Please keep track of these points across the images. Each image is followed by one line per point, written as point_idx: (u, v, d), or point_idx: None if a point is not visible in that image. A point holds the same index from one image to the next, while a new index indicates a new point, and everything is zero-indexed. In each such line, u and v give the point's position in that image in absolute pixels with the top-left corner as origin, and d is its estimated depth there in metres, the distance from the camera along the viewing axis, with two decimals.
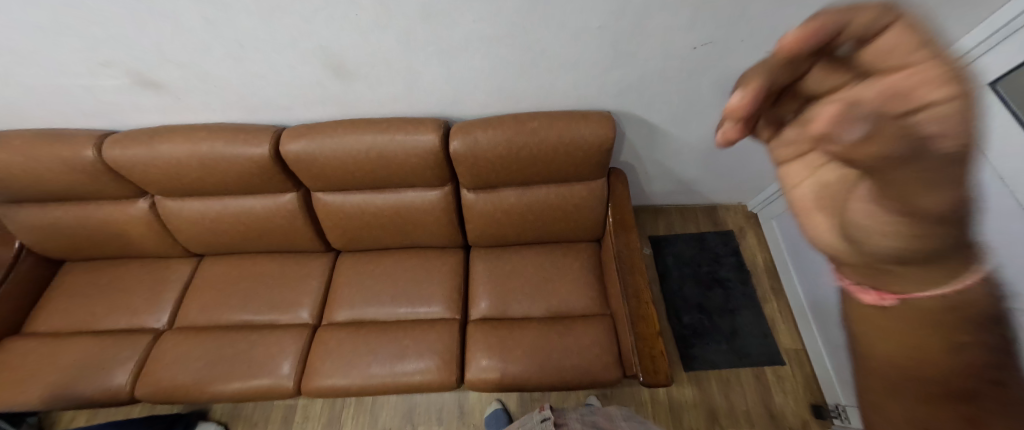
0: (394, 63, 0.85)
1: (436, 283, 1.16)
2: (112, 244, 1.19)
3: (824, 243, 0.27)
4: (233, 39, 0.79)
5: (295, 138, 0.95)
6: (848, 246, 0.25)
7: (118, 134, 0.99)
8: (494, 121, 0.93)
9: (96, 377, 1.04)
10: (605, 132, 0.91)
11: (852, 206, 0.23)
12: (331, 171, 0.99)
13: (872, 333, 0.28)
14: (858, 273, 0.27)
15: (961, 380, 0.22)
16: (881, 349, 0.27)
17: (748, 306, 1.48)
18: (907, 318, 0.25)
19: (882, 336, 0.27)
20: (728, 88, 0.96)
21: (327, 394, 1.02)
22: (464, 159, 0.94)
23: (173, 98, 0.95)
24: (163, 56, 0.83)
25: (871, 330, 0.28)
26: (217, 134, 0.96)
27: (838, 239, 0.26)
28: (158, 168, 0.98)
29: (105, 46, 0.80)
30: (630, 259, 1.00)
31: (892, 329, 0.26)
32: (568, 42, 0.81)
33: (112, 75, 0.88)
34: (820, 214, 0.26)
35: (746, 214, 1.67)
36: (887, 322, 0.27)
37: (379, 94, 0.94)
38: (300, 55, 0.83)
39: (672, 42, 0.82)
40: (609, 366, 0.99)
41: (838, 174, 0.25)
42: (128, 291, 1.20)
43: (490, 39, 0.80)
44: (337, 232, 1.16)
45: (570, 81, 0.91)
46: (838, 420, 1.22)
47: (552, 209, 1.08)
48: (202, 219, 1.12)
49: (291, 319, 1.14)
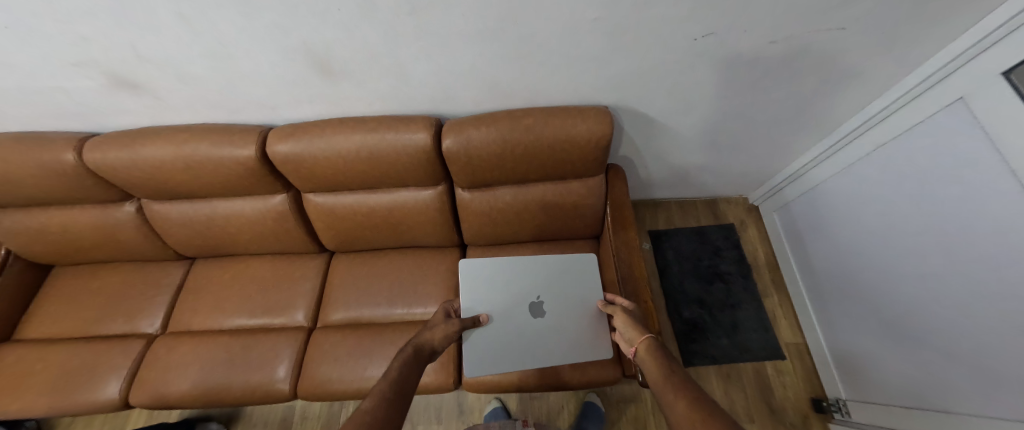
0: (381, 60, 0.81)
1: (432, 284, 1.15)
2: (101, 248, 1.17)
3: (626, 336, 0.80)
4: (209, 38, 0.75)
5: (282, 139, 0.92)
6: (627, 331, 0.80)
7: (99, 137, 0.96)
8: (487, 118, 0.90)
9: (89, 383, 1.03)
10: (602, 129, 0.87)
11: (619, 320, 0.84)
12: (321, 172, 0.96)
13: (647, 365, 0.70)
14: (636, 338, 0.76)
15: (666, 371, 0.65)
16: (649, 370, 0.68)
17: (751, 300, 1.48)
18: (647, 349, 0.72)
19: (649, 361, 0.70)
20: (730, 79, 0.92)
21: (323, 397, 1.01)
22: (457, 157, 0.91)
23: (154, 98, 0.92)
24: (139, 56, 0.79)
25: (647, 361, 0.70)
26: (201, 135, 0.93)
27: (625, 329, 0.81)
28: (141, 171, 0.95)
29: (75, 48, 0.76)
30: (630, 256, 0.98)
31: (643, 360, 0.72)
32: (565, 34, 0.76)
33: (87, 76, 0.84)
34: (619, 321, 0.83)
35: (745, 207, 1.67)
36: (646, 351, 0.72)
37: (367, 91, 0.92)
38: (282, 52, 0.79)
39: (672, 34, 0.77)
40: (608, 367, 0.97)
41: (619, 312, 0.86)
42: (119, 296, 1.18)
43: (482, 34, 0.75)
44: (330, 233, 1.13)
45: (566, 75, 0.88)
46: (839, 414, 1.22)
47: (549, 207, 1.06)
48: (190, 222, 1.10)
49: (287, 322, 1.12)
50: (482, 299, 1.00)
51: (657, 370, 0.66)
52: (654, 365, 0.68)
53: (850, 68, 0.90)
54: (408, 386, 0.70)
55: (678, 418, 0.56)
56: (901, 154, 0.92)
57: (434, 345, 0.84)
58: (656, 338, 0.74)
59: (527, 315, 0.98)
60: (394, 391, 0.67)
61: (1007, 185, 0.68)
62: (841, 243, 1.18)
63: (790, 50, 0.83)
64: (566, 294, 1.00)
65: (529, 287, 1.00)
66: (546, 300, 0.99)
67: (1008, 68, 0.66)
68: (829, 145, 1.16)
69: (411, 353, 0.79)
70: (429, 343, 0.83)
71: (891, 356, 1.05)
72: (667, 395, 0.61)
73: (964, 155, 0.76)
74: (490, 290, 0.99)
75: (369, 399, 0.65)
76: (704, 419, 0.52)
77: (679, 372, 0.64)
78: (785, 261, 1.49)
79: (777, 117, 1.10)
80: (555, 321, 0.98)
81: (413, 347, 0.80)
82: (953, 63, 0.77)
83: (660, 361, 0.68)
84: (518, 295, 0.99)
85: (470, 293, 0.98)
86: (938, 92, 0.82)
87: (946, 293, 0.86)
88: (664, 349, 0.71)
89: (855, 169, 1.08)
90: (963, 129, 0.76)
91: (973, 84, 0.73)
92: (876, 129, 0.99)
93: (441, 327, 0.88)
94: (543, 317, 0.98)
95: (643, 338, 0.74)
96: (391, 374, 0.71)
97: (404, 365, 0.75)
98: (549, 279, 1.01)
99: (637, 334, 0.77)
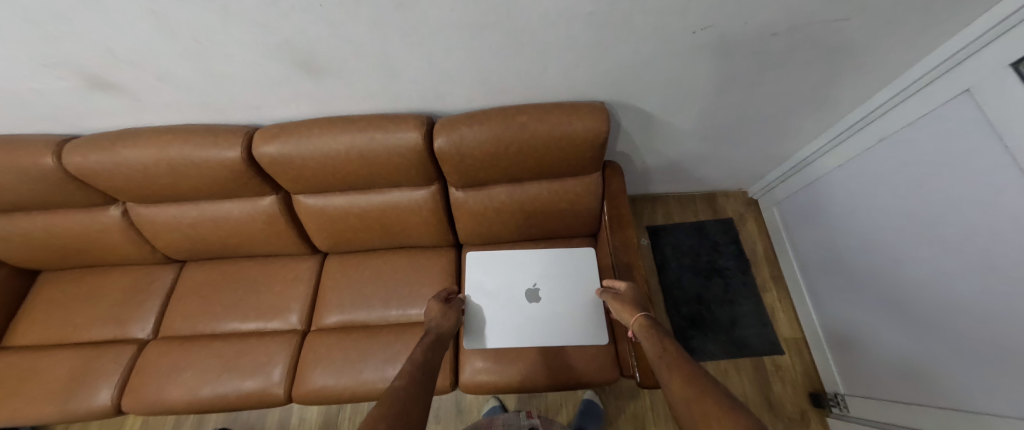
0: (368, 58, 0.79)
1: (427, 285, 1.13)
2: (88, 252, 1.15)
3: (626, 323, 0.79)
4: (185, 37, 0.71)
5: (268, 140, 0.89)
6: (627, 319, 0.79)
7: (78, 140, 0.93)
8: (480, 116, 0.87)
9: (81, 390, 1.02)
10: (598, 126, 0.85)
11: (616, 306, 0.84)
12: (310, 173, 0.93)
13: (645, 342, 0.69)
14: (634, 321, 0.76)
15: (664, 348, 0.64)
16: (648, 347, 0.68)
17: (749, 295, 1.47)
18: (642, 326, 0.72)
19: (646, 338, 0.70)
20: (729, 72, 0.90)
21: (317, 400, 1.00)
22: (450, 157, 0.88)
23: (133, 98, 0.89)
24: (114, 56, 0.76)
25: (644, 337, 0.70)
26: (184, 137, 0.90)
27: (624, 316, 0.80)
28: (123, 174, 0.92)
29: (45, 48, 0.73)
30: (627, 255, 0.95)
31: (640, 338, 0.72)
32: (559, 29, 0.73)
33: (61, 77, 0.80)
34: (618, 309, 0.83)
35: (744, 201, 1.65)
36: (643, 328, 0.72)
37: (355, 90, 0.89)
38: (265, 50, 0.75)
39: (669, 27, 0.74)
40: (606, 367, 0.96)
41: (615, 298, 0.86)
42: (108, 301, 1.16)
43: (471, 28, 0.72)
44: (322, 235, 1.11)
45: (560, 70, 0.86)
46: (837, 408, 1.22)
47: (545, 206, 1.04)
48: (178, 225, 1.08)
49: (280, 325, 1.11)
50: (484, 287, 1.05)
51: (655, 347, 0.66)
52: (650, 344, 0.67)
53: (853, 60, 0.87)
54: (432, 369, 0.73)
55: (676, 396, 0.55)
56: (903, 148, 0.90)
57: (448, 331, 0.87)
58: (649, 314, 0.74)
59: (523, 303, 1.03)
60: (422, 372, 0.70)
61: (1012, 180, 0.66)
62: (841, 238, 1.17)
63: (790, 42, 0.80)
64: (561, 287, 1.04)
65: (525, 275, 1.05)
66: (541, 288, 1.03)
67: (1015, 60, 0.64)
68: (830, 138, 1.14)
69: (432, 339, 0.81)
70: (447, 331, 0.86)
71: (889, 351, 1.05)
72: (665, 372, 0.60)
73: (967, 148, 0.74)
74: (491, 276, 1.06)
75: (399, 376, 0.68)
76: (701, 394, 0.51)
77: (671, 348, 0.63)
78: (784, 256, 1.48)
79: (778, 110, 1.08)
80: (547, 312, 1.01)
81: (434, 335, 0.83)
82: (959, 55, 0.75)
83: (654, 338, 0.69)
84: (517, 282, 1.05)
85: (479, 274, 1.06)
86: (942, 85, 0.79)
87: (946, 289, 0.85)
88: (657, 325, 0.71)
89: (856, 164, 1.06)
90: (968, 122, 0.74)
91: (979, 76, 0.71)
92: (878, 122, 0.97)
93: (449, 314, 0.92)
94: (537, 304, 1.02)
95: (638, 318, 0.74)
96: (418, 357, 0.74)
97: (427, 350, 0.77)
98: (545, 270, 1.06)
99: (631, 316, 0.77)
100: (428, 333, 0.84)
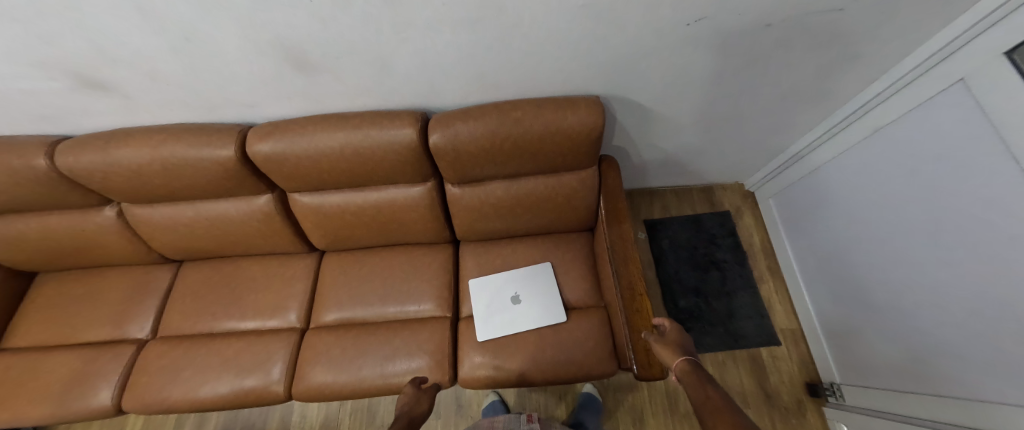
0: (361, 55, 0.78)
1: (424, 281, 1.13)
2: (84, 254, 1.15)
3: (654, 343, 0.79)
4: (174, 34, 0.71)
5: (262, 138, 0.88)
6: (657, 344, 0.78)
7: (70, 141, 0.92)
8: (475, 112, 0.87)
9: (81, 391, 1.02)
10: (593, 120, 0.84)
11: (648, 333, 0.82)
12: (305, 171, 0.93)
13: (687, 385, 0.67)
14: (671, 352, 0.74)
15: (710, 391, 0.62)
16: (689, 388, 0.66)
17: (746, 287, 1.48)
18: (687, 367, 0.70)
19: (688, 379, 0.67)
20: (725, 63, 0.89)
21: (317, 397, 1.00)
22: (445, 153, 0.88)
23: (124, 98, 0.88)
24: (103, 55, 0.75)
25: (688, 377, 0.68)
26: (178, 136, 0.90)
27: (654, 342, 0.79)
28: (116, 174, 0.92)
29: (31, 48, 0.72)
30: (624, 249, 0.95)
31: (682, 380, 0.69)
32: (553, 22, 0.73)
33: (51, 77, 0.80)
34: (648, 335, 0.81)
35: (742, 194, 1.65)
36: (686, 371, 0.69)
37: (348, 87, 0.89)
38: (254, 48, 0.75)
39: (663, 20, 0.74)
40: (604, 360, 0.97)
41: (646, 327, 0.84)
42: (106, 301, 1.16)
43: (464, 23, 0.71)
44: (319, 233, 1.11)
45: (554, 65, 0.85)
46: (833, 397, 1.24)
47: (541, 201, 1.04)
48: (174, 225, 1.07)
49: (279, 323, 1.11)
50: (479, 303, 1.08)
51: (698, 390, 0.64)
52: (693, 388, 0.65)
53: (851, 48, 0.86)
54: None
55: None
56: (899, 138, 0.90)
57: (421, 413, 0.84)
58: (691, 358, 0.72)
59: (511, 308, 1.06)
60: None
61: (1007, 169, 0.66)
62: (837, 230, 1.17)
63: (785, 33, 0.80)
64: (550, 288, 1.08)
65: (508, 285, 1.10)
66: (522, 294, 1.08)
67: (1010, 48, 0.63)
68: (827, 129, 1.13)
69: (403, 424, 0.79)
70: (420, 413, 0.83)
71: (885, 341, 1.06)
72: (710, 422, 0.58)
73: (962, 137, 0.74)
74: (488, 291, 1.10)
75: None
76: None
77: (716, 398, 0.60)
78: (781, 248, 1.49)
79: (774, 101, 1.07)
80: (538, 309, 1.05)
81: (405, 419, 0.81)
82: (953, 44, 0.75)
83: (696, 383, 0.66)
84: (500, 292, 1.09)
85: (480, 294, 1.09)
86: (938, 74, 0.79)
87: (942, 279, 0.86)
88: (702, 371, 0.68)
89: (852, 155, 1.06)
90: (963, 112, 0.74)
91: (972, 66, 0.71)
92: (873, 112, 0.97)
93: (422, 396, 0.88)
94: (523, 306, 1.06)
95: (681, 360, 0.72)
96: None
97: None
98: (526, 279, 1.10)
99: (672, 356, 0.74)
100: (398, 422, 0.80)
